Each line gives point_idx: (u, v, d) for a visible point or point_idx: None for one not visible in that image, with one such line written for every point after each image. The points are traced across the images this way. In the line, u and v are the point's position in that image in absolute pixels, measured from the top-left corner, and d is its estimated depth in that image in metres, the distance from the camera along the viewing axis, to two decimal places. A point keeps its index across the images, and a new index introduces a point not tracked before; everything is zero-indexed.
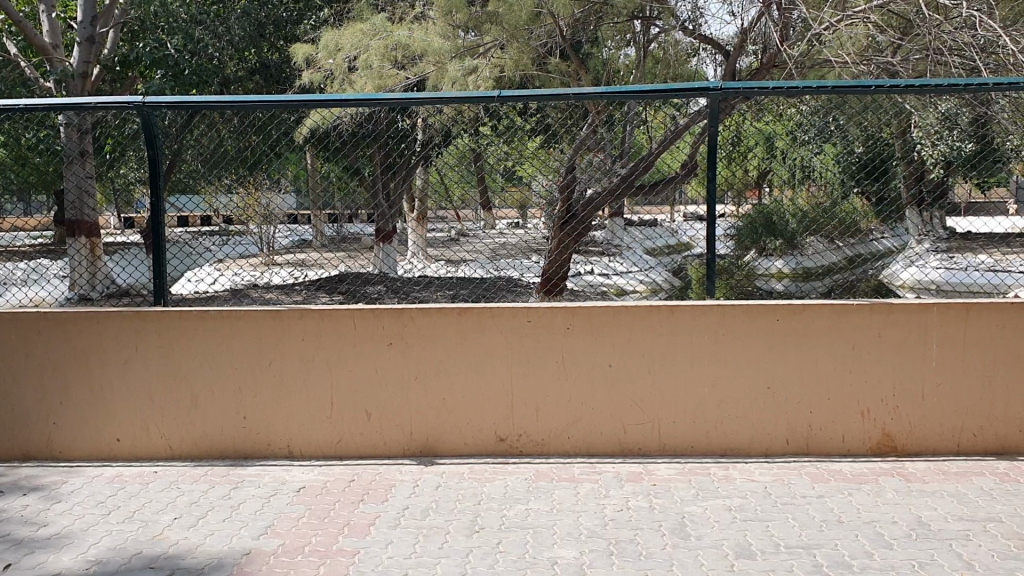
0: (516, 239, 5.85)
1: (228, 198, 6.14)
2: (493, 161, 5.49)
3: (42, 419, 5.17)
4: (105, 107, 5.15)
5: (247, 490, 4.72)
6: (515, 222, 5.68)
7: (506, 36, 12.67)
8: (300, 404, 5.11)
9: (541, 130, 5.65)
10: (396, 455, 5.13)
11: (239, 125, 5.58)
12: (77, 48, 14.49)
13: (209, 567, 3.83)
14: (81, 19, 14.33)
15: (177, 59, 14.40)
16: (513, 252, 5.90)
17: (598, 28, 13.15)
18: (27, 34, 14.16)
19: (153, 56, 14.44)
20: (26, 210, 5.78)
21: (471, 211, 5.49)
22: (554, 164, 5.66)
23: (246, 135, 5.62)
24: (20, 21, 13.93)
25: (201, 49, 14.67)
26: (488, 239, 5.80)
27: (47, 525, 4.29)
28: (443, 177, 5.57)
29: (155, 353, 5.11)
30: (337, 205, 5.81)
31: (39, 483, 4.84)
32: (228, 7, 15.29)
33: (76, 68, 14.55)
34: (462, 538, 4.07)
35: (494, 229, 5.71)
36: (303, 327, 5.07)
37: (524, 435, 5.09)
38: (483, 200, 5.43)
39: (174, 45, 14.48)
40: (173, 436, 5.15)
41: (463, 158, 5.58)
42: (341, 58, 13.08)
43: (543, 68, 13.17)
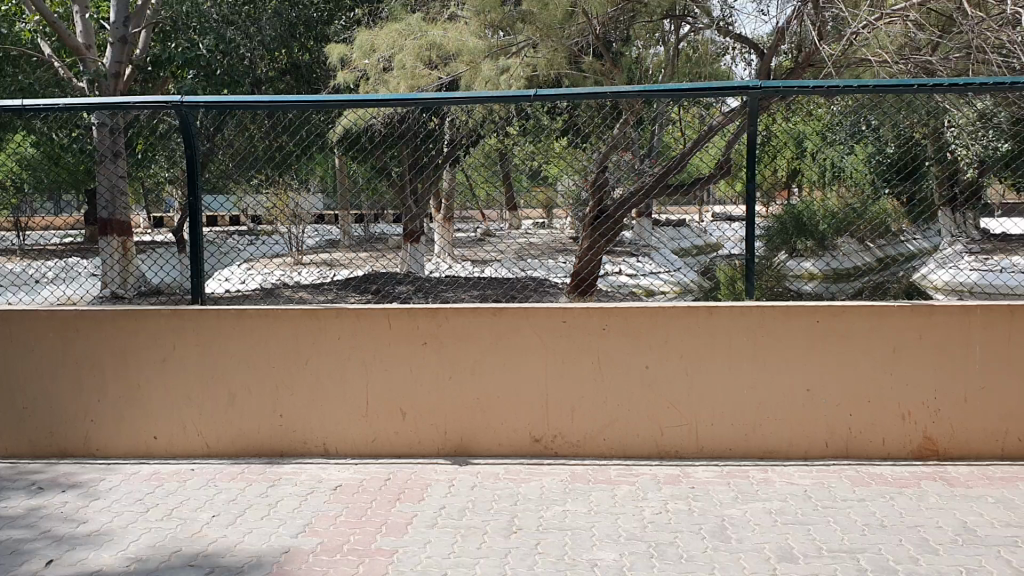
0: (546, 238, 5.92)
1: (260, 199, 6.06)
2: (520, 161, 5.59)
3: (81, 417, 5.20)
4: (144, 106, 5.25)
5: (284, 488, 4.73)
6: (541, 221, 5.84)
7: (541, 36, 12.52)
8: (336, 403, 5.12)
9: (569, 130, 5.76)
10: (431, 455, 5.11)
11: (270, 127, 5.64)
12: (110, 48, 14.35)
13: (248, 566, 3.84)
14: (114, 20, 14.29)
15: (208, 59, 14.42)
16: (541, 253, 5.99)
17: (631, 27, 13.03)
18: (60, 32, 14.06)
19: (186, 56, 14.43)
20: (55, 208, 5.99)
21: (496, 211, 5.60)
22: (582, 165, 5.83)
23: (270, 136, 5.67)
24: (54, 21, 13.91)
25: (232, 49, 14.62)
26: (513, 239, 5.82)
27: (85, 522, 4.32)
28: (470, 177, 5.62)
29: (192, 350, 5.12)
30: (364, 205, 5.88)
31: (77, 480, 4.88)
32: (259, 7, 15.06)
33: (109, 68, 14.44)
34: (500, 538, 4.05)
35: (519, 229, 5.75)
36: (338, 325, 5.08)
37: (559, 436, 5.06)
38: (509, 200, 5.57)
39: (207, 45, 14.43)
40: (210, 434, 5.17)
41: (493, 158, 5.64)
42: (376, 58, 13.03)
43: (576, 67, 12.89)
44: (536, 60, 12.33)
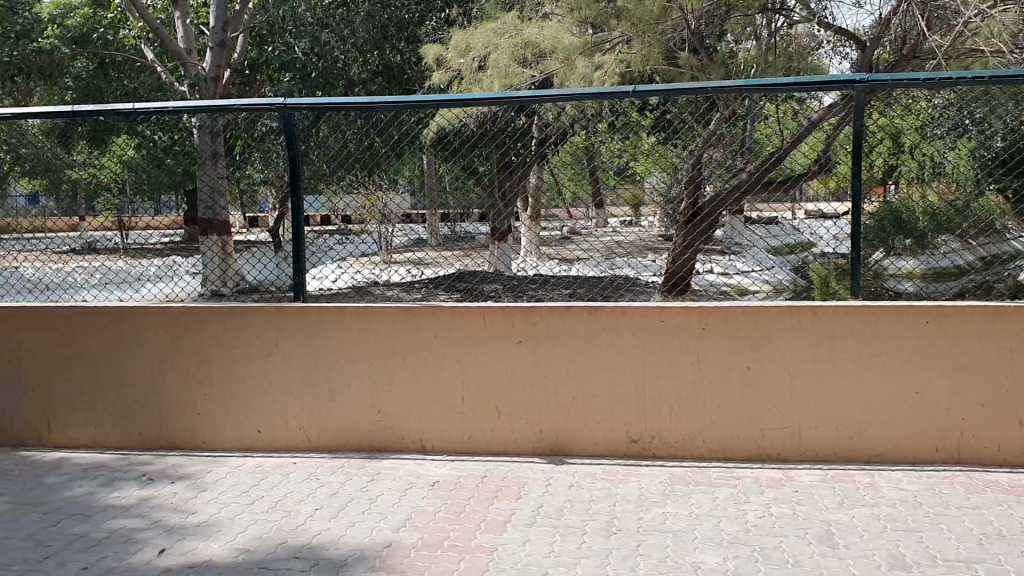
0: (632, 238, 5.93)
1: (352, 199, 6.27)
2: (606, 159, 5.56)
3: (188, 410, 5.37)
4: (249, 108, 5.46)
5: (384, 483, 4.79)
6: (627, 220, 5.75)
7: (636, 30, 12.44)
8: (432, 400, 5.16)
9: (661, 127, 5.72)
10: (527, 454, 5.12)
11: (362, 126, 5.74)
12: (210, 53, 14.61)
13: (351, 559, 3.90)
14: (214, 25, 14.32)
15: (304, 62, 14.92)
16: (631, 252, 5.98)
17: (725, 22, 12.74)
18: (163, 38, 14.45)
19: (282, 59, 15.03)
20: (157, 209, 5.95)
21: (583, 209, 5.57)
22: (672, 161, 5.75)
23: (361, 138, 5.78)
24: (157, 27, 14.31)
25: (327, 52, 14.87)
26: (602, 237, 5.83)
27: (194, 513, 4.45)
28: (558, 177, 5.62)
29: (293, 346, 5.24)
30: (451, 205, 5.91)
31: (185, 472, 5.03)
32: (352, 10, 15.07)
33: (209, 72, 14.69)
34: (600, 539, 4.03)
35: (606, 227, 5.74)
36: (435, 323, 5.12)
37: (657, 438, 5.01)
38: (596, 199, 5.52)
39: (302, 48, 14.92)
40: (310, 429, 5.27)
41: (578, 155, 5.63)
42: (471, 58, 12.91)
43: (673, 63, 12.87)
44: (631, 56, 12.35)
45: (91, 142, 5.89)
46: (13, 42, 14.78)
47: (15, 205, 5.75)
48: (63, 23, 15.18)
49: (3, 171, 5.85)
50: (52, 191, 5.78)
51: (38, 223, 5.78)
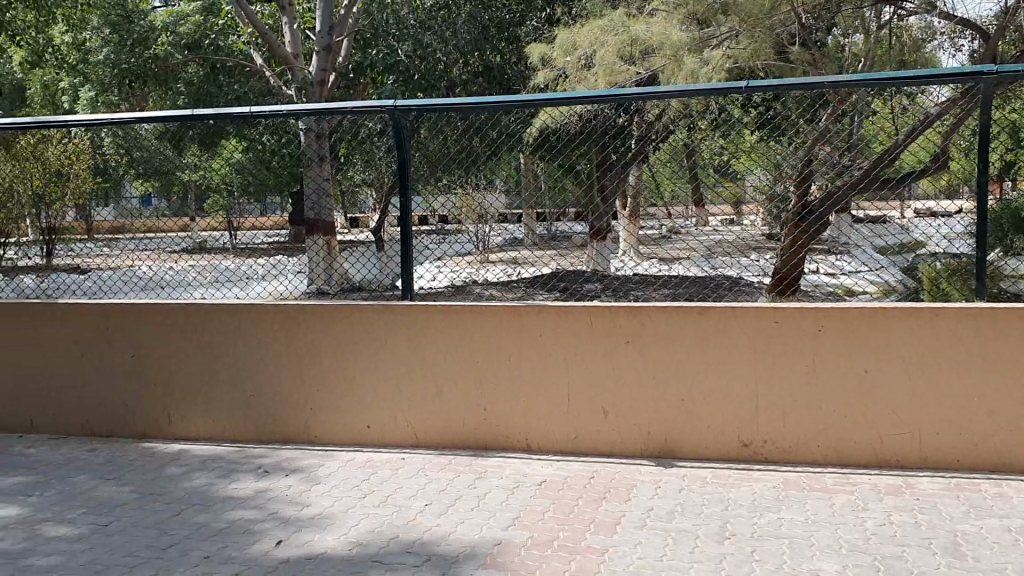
0: (733, 238, 5.57)
1: (448, 199, 6.22)
2: (707, 156, 5.54)
3: (300, 405, 5.51)
4: (358, 111, 5.43)
5: (492, 481, 4.81)
6: (729, 219, 5.46)
7: (745, 25, 12.04)
8: (539, 400, 5.16)
9: (762, 124, 5.70)
10: (635, 456, 5.07)
11: (464, 128, 5.70)
12: (317, 57, 14.81)
13: (463, 556, 3.93)
14: (319, 30, 14.74)
15: (407, 65, 15.10)
16: (731, 250, 6.14)
17: (836, 15, 12.39)
18: (272, 43, 14.80)
19: (386, 61, 15.28)
20: None
21: (681, 207, 5.60)
22: (774, 157, 5.69)
23: (464, 140, 5.74)
24: (266, 33, 14.65)
25: (429, 54, 15.00)
26: (705, 236, 5.54)
27: (309, 505, 4.56)
28: (656, 174, 5.69)
29: (402, 343, 5.31)
30: (547, 206, 5.93)
31: (299, 465, 5.17)
32: (455, 11, 15.23)
33: (316, 76, 14.91)
34: (713, 543, 3.96)
35: (707, 226, 5.50)
36: (542, 322, 5.12)
37: (769, 441, 4.90)
38: (695, 197, 5.47)
39: (405, 50, 15.03)
40: (418, 426, 5.34)
41: (681, 158, 5.60)
42: (578, 56, 12.94)
43: (785, 58, 12.76)
44: (739, 51, 12.10)
45: (202, 146, 6.30)
46: (132, 50, 15.57)
47: (131, 207, 5.86)
48: (176, 31, 15.75)
49: (121, 175, 6.03)
50: (166, 193, 5.92)
51: (151, 224, 5.87)
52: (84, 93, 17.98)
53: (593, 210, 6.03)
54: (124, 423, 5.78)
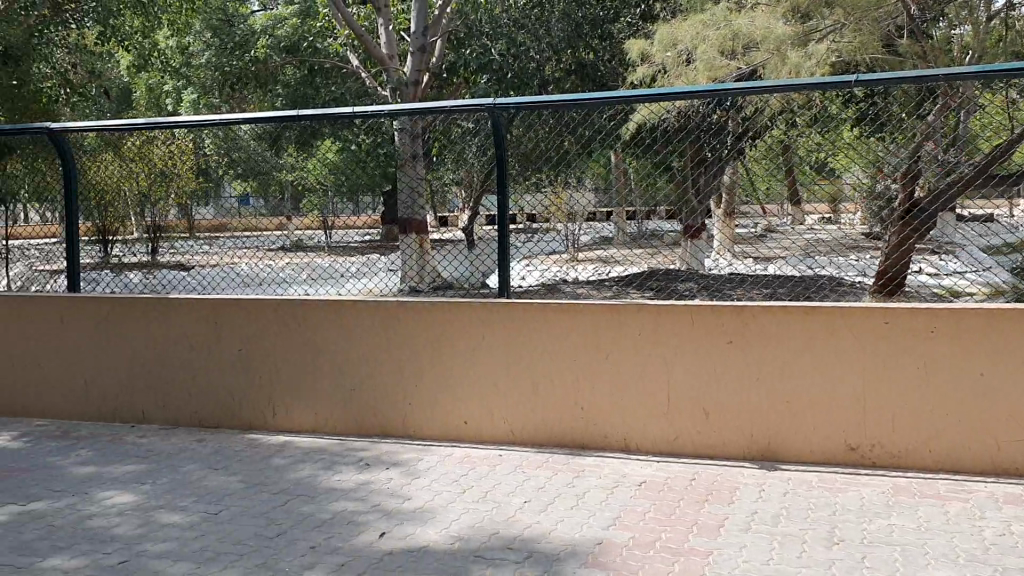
0: (834, 236, 5.71)
1: (538, 198, 5.81)
2: (803, 153, 5.48)
3: (399, 400, 5.58)
4: (459, 109, 5.54)
5: (591, 480, 4.79)
6: (828, 218, 5.52)
7: (852, 18, 11.91)
8: (638, 399, 5.11)
9: (865, 118, 5.52)
10: (736, 458, 4.98)
11: (556, 125, 5.71)
12: (411, 57, 14.82)
13: (564, 554, 3.92)
14: (414, 31, 14.76)
15: (500, 63, 14.97)
16: (832, 251, 5.84)
17: (945, 4, 11.95)
18: (368, 44, 14.92)
19: (480, 61, 15.17)
20: (354, 210, 5.91)
21: (776, 206, 5.61)
22: (875, 155, 5.50)
23: (556, 137, 5.72)
24: (362, 34, 14.74)
25: (523, 52, 14.92)
26: (800, 235, 5.72)
27: (410, 499, 4.62)
28: (750, 170, 5.60)
29: (500, 340, 5.33)
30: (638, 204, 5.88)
31: (398, 459, 5.24)
32: (547, 9, 15.25)
33: (410, 76, 15.01)
34: (821, 549, 3.86)
35: (802, 224, 5.64)
36: (641, 320, 5.07)
37: (877, 446, 4.75)
38: (789, 194, 5.48)
39: (498, 50, 15.00)
40: (515, 423, 5.35)
41: (775, 148, 5.46)
42: (678, 51, 12.66)
43: (892, 51, 12.23)
44: (841, 45, 11.84)
45: (299, 145, 5.93)
46: (233, 52, 16.28)
47: (232, 207, 6.04)
48: (273, 33, 16.09)
49: (220, 175, 6.10)
50: (263, 192, 5.97)
51: (250, 224, 5.99)
52: (187, 95, 18.53)
53: (689, 210, 5.77)
54: (230, 414, 5.96)
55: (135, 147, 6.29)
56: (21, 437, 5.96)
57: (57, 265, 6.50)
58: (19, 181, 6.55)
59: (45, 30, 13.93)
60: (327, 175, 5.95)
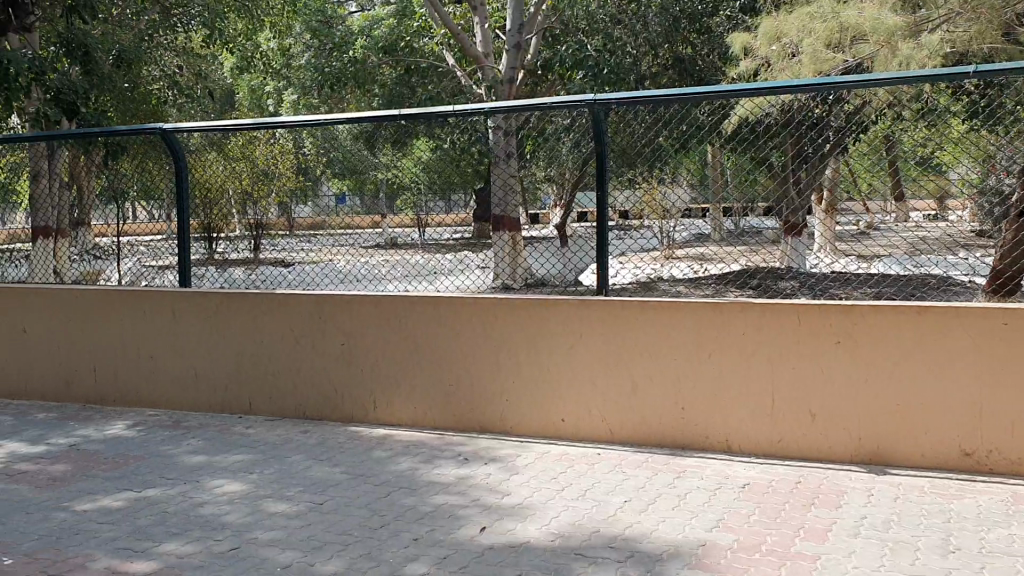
0: (937, 231, 5.58)
1: (632, 194, 5.69)
2: (908, 148, 5.11)
3: (497, 396, 5.61)
4: (559, 106, 5.45)
5: (691, 481, 4.73)
6: (932, 215, 5.37)
7: (967, 6, 11.22)
8: (740, 399, 5.03)
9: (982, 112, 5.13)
10: (843, 462, 4.85)
11: (652, 122, 5.56)
12: (507, 55, 14.78)
13: (667, 554, 3.88)
14: (510, 28, 14.67)
15: (596, 59, 14.87)
16: (935, 249, 5.72)
17: None
18: (464, 43, 15.00)
19: (574, 58, 15.02)
20: (446, 208, 5.89)
21: (880, 203, 5.30)
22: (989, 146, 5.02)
23: (652, 134, 5.57)
24: (458, 33, 14.83)
25: (618, 49, 15.01)
26: (906, 232, 5.50)
27: (509, 495, 4.64)
28: (855, 166, 5.29)
29: (599, 338, 5.31)
30: (736, 199, 5.59)
31: (496, 455, 5.27)
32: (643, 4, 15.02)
33: (505, 73, 14.95)
34: (937, 557, 3.72)
35: (909, 220, 5.44)
36: (744, 319, 4.98)
37: (995, 452, 4.58)
38: (895, 192, 5.17)
39: (595, 46, 15.04)
40: (614, 421, 5.32)
41: (877, 144, 5.16)
42: (785, 44, 12.42)
43: (1010, 40, 11.71)
44: (961, 34, 11.31)
45: (394, 144, 5.92)
46: (332, 53, 16.60)
47: (329, 205, 6.04)
48: (370, 34, 16.37)
49: (316, 175, 6.08)
50: (358, 190, 5.89)
51: (347, 221, 5.98)
52: (288, 95, 18.98)
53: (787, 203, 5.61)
54: (332, 407, 6.09)
55: (239, 147, 6.51)
56: (136, 426, 6.20)
57: (167, 261, 6.73)
58: (130, 180, 6.80)
59: (155, 34, 14.45)
60: (420, 173, 5.89)
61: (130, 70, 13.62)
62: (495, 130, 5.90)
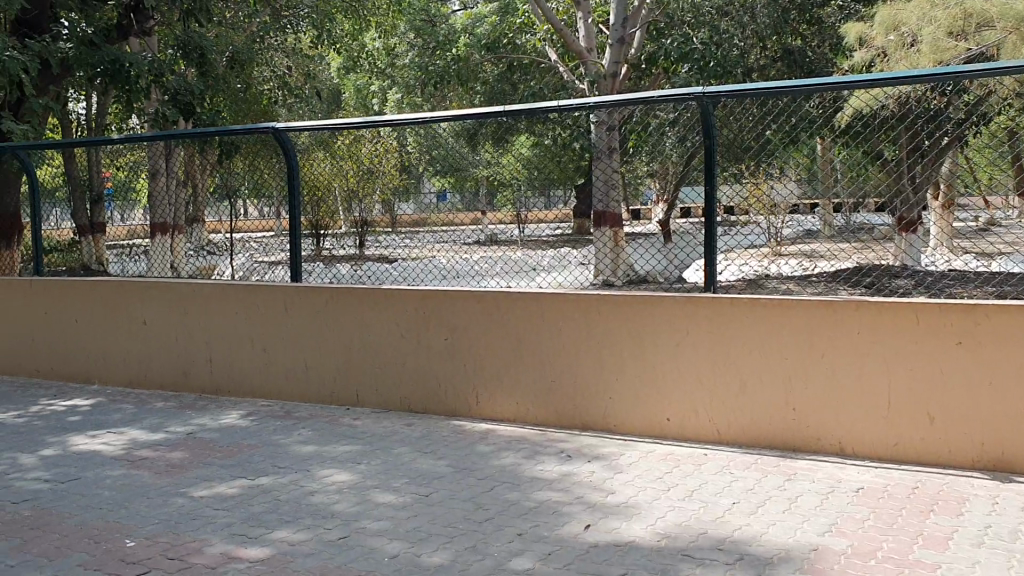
0: None
1: (736, 188, 5.54)
2: None
3: (602, 393, 5.57)
4: (666, 99, 5.37)
5: (802, 483, 4.61)
6: None
7: None
8: (853, 401, 4.87)
9: None
10: (964, 467, 4.66)
11: (759, 114, 5.42)
12: (610, 50, 14.59)
13: (777, 558, 3.78)
14: (613, 23, 14.48)
15: (703, 50, 13.92)
16: None
17: None
18: (567, 38, 14.84)
19: (680, 50, 14.18)
20: (546, 204, 5.94)
21: (1002, 199, 4.90)
22: None
23: (760, 127, 5.39)
24: (561, 29, 14.74)
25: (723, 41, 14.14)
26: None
27: (614, 493, 4.60)
28: (974, 161, 5.05)
29: (706, 336, 5.22)
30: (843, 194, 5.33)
31: (600, 453, 5.24)
32: None
33: (608, 68, 14.68)
34: None
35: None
36: (858, 319, 4.83)
37: None
38: (1016, 185, 4.87)
39: (701, 39, 14.09)
40: (721, 421, 5.22)
41: (1000, 137, 5.00)
42: (903, 33, 11.97)
43: None
44: None
45: (495, 142, 5.91)
46: (436, 51, 16.71)
47: (430, 203, 6.07)
48: (473, 31, 16.46)
49: (418, 173, 6.16)
50: (459, 188, 5.94)
51: (446, 218, 6.01)
52: (392, 95, 19.18)
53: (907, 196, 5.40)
54: (436, 401, 6.16)
55: (345, 146, 6.38)
56: (249, 416, 6.40)
57: (276, 256, 6.83)
58: (242, 179, 7.02)
59: (266, 36, 14.85)
60: (521, 170, 5.95)
61: (242, 71, 14.01)
62: (597, 126, 6.01)
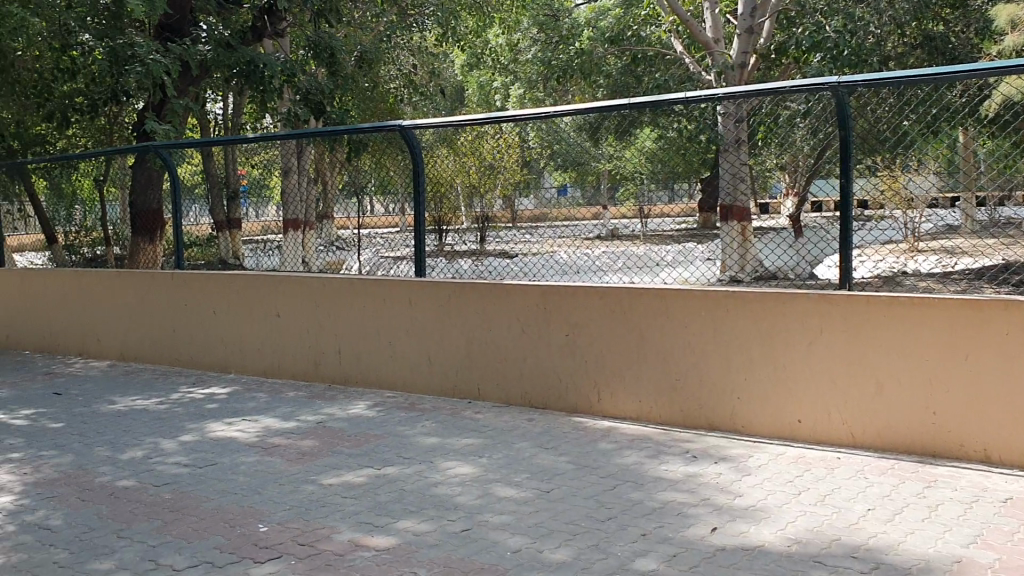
0: None
1: (870, 182, 5.23)
2: None
3: (729, 392, 5.43)
4: (798, 89, 5.21)
5: (944, 492, 4.36)
6: None
7: None
8: (1001, 406, 4.59)
9: None
10: None
11: (895, 105, 5.14)
12: (737, 40, 14.08)
13: (917, 569, 3.59)
14: (742, 11, 13.89)
15: (836, 39, 13.52)
16: None
17: None
18: (693, 30, 14.41)
19: (814, 39, 13.72)
20: (670, 198, 5.70)
21: None
22: None
23: (897, 117, 5.11)
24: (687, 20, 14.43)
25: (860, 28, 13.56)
26: None
27: (741, 496, 4.47)
28: None
29: (840, 335, 5.01)
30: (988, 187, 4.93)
31: (727, 454, 5.10)
32: None
33: (736, 59, 14.13)
34: None
35: None
36: (1008, 319, 4.55)
37: None
38: None
39: (835, 27, 13.66)
40: (856, 424, 5.00)
41: None
42: None
43: None
44: None
45: (619, 135, 5.89)
46: (559, 46, 16.56)
47: (550, 197, 6.03)
48: (597, 25, 16.33)
49: (540, 168, 6.06)
50: (581, 182, 5.95)
51: (568, 213, 5.97)
52: (516, 91, 19.30)
53: None
54: (559, 396, 6.13)
55: (468, 142, 6.38)
56: (375, 407, 6.53)
57: (401, 252, 6.86)
58: (368, 177, 6.93)
59: (393, 35, 15.12)
60: (644, 164, 5.85)
61: (371, 70, 14.30)
62: (724, 118, 5.73)
